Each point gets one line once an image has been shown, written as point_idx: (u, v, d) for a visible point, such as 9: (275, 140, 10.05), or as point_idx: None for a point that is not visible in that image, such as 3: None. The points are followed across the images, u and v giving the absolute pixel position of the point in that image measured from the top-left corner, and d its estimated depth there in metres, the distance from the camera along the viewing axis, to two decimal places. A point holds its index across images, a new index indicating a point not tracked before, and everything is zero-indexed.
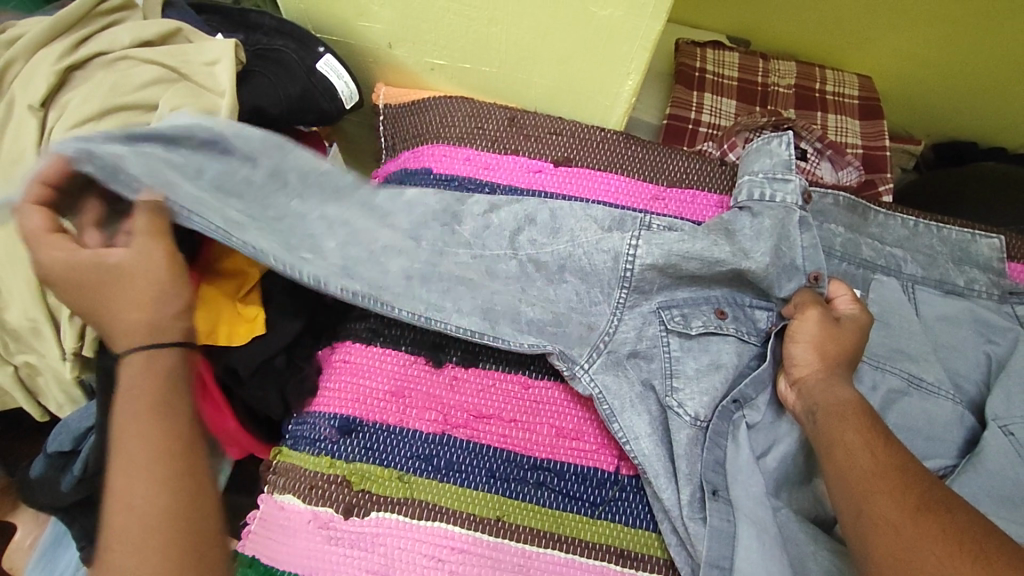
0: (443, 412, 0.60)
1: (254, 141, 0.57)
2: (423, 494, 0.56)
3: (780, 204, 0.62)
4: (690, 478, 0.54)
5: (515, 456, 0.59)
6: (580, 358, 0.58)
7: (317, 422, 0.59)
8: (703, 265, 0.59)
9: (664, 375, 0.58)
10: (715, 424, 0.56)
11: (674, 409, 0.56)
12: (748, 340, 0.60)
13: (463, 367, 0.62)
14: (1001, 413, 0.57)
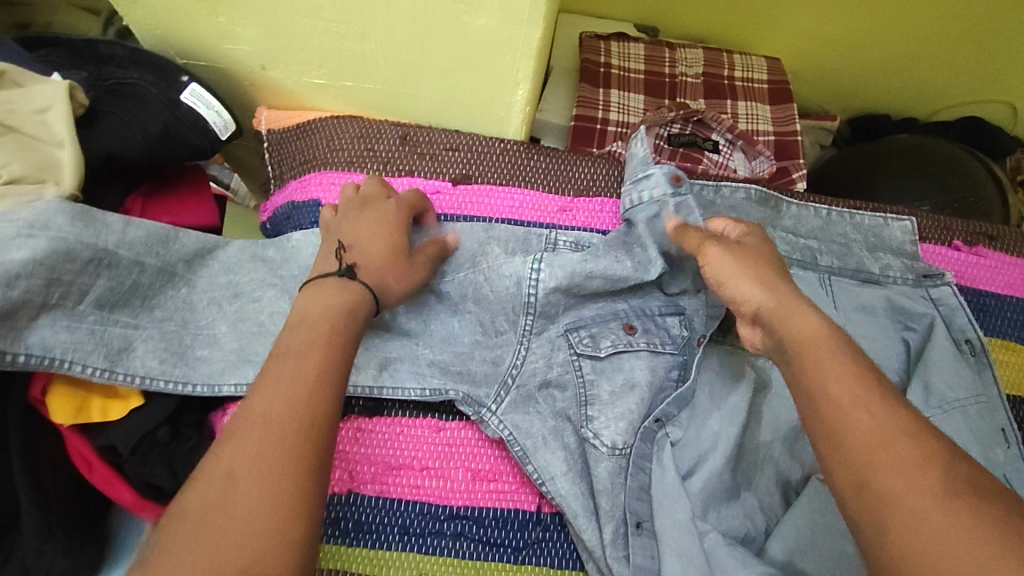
0: (349, 469, 0.56)
1: (139, 243, 0.55)
2: (331, 563, 0.53)
3: (657, 196, 0.58)
4: (612, 513, 0.52)
5: (429, 506, 0.56)
6: (487, 400, 0.54)
7: None
8: (607, 283, 0.56)
9: (579, 403, 0.55)
10: (633, 451, 0.54)
11: (590, 441, 0.54)
12: (663, 350, 0.58)
13: (367, 417, 0.57)
14: (916, 405, 0.56)
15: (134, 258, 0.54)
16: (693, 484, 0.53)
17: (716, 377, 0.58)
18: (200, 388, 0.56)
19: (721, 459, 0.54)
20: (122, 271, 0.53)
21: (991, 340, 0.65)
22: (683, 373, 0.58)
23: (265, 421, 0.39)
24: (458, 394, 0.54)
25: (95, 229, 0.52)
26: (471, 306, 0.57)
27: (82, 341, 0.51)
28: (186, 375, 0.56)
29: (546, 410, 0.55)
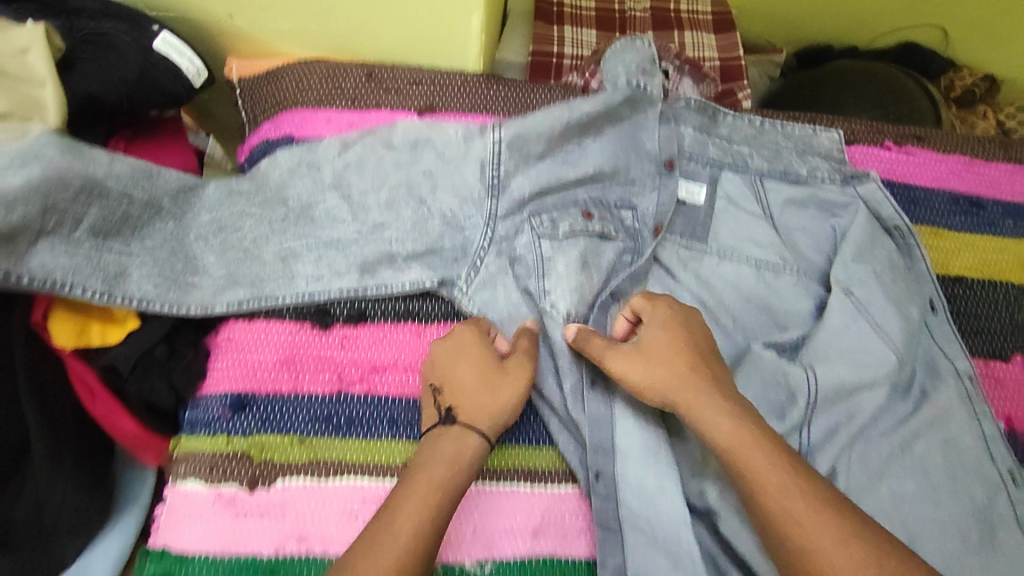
0: (338, 371, 0.61)
1: (125, 176, 0.58)
2: (327, 453, 0.59)
3: (648, 95, 0.69)
4: (572, 372, 0.61)
5: (414, 399, 0.61)
6: (459, 280, 0.64)
7: (209, 403, 0.60)
8: (561, 173, 0.67)
9: (538, 275, 0.64)
10: (588, 318, 0.63)
11: (550, 312, 0.62)
12: (614, 235, 0.67)
13: (351, 325, 0.63)
14: (843, 277, 0.63)
15: (122, 190, 0.58)
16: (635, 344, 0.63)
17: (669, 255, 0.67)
18: (194, 310, 0.61)
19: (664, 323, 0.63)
20: (113, 202, 0.57)
21: (922, 229, 0.71)
22: (637, 256, 0.67)
23: (385, 557, 0.46)
24: (433, 280, 0.63)
25: (84, 160, 0.56)
26: (444, 212, 0.65)
27: (81, 265, 0.55)
28: (179, 299, 0.60)
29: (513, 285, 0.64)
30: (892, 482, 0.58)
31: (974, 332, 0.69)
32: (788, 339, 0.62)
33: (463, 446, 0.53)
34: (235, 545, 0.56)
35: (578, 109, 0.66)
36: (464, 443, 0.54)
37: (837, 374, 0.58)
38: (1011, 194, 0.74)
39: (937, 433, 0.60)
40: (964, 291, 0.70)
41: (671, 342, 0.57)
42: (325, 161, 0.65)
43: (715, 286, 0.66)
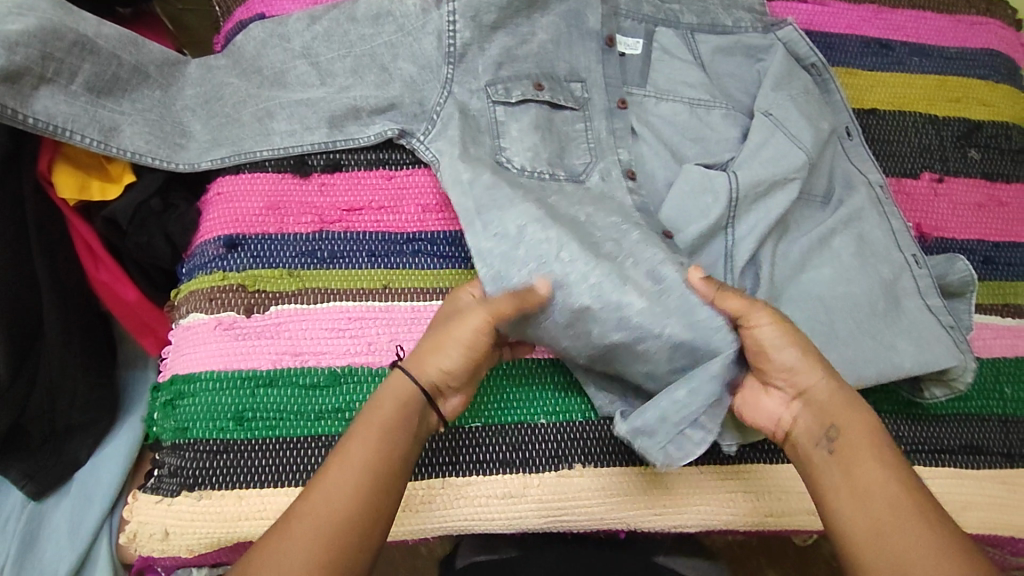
0: (319, 213, 0.68)
1: (113, 38, 0.64)
2: (313, 282, 0.66)
3: None
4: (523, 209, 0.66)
5: (390, 234, 0.68)
6: (418, 130, 0.70)
7: (204, 246, 0.66)
8: (511, 46, 0.71)
9: (493, 137, 0.70)
10: (538, 172, 0.69)
11: (503, 164, 0.68)
12: (564, 104, 0.72)
13: (328, 173, 0.70)
14: (765, 104, 0.72)
15: (111, 50, 0.64)
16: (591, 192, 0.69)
17: (617, 125, 0.72)
18: (182, 166, 0.67)
19: (619, 177, 0.70)
20: (103, 59, 0.64)
21: (837, 69, 0.81)
22: (589, 123, 0.72)
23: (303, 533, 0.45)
24: (394, 131, 0.69)
25: (74, 17, 0.62)
26: (404, 77, 0.70)
27: (79, 113, 0.63)
28: (169, 156, 0.67)
29: (469, 136, 0.68)
30: (815, 271, 0.67)
31: (888, 154, 0.78)
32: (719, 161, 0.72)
33: (401, 401, 0.52)
34: (237, 363, 0.62)
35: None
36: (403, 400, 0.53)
37: (759, 177, 0.67)
38: (916, 36, 0.84)
39: (853, 230, 0.69)
40: (877, 120, 0.80)
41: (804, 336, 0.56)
42: (294, 34, 0.70)
43: (654, 124, 0.74)
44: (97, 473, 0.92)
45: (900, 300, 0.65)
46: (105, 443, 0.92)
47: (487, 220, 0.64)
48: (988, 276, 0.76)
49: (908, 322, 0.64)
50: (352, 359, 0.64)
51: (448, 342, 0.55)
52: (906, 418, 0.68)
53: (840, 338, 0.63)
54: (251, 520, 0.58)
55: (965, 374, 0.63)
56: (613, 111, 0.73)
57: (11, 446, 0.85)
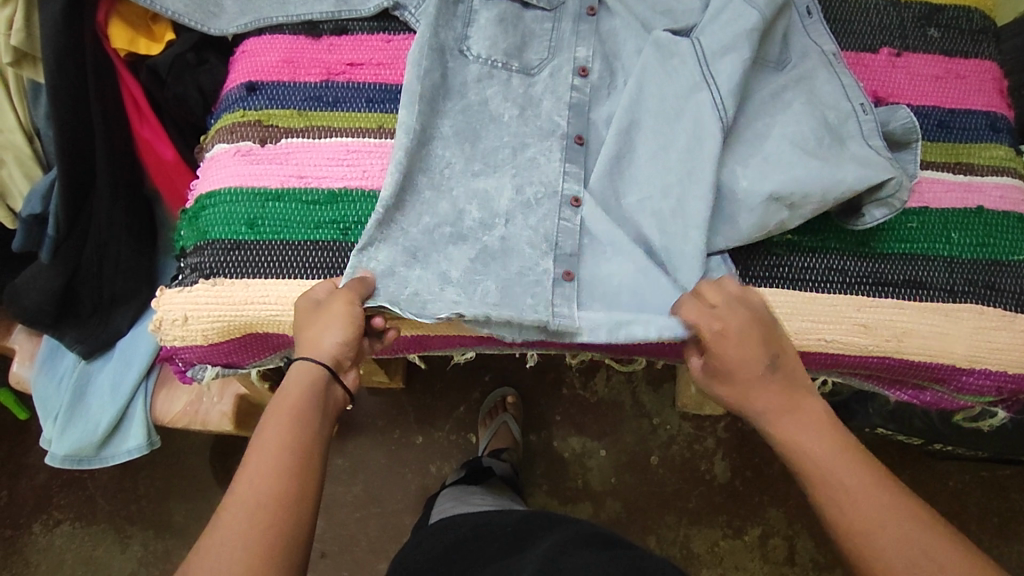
0: (326, 67, 0.79)
1: None
2: (318, 121, 0.76)
3: None
4: (461, 91, 0.77)
5: (385, 85, 0.78)
6: (411, 6, 0.79)
7: (229, 91, 0.78)
8: None
9: (464, 23, 0.78)
10: (494, 58, 0.77)
11: (463, 51, 0.77)
12: (536, 4, 0.80)
13: (336, 36, 0.80)
14: None
15: None
16: (536, 89, 0.78)
17: (581, 27, 0.80)
18: (213, 31, 0.80)
19: (570, 73, 0.78)
20: None
21: None
22: (557, 24, 0.80)
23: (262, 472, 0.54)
24: (388, 3, 0.79)
25: None
26: None
27: None
28: (203, 20, 0.79)
29: (444, 17, 0.77)
30: (762, 127, 0.73)
31: (849, 32, 0.84)
32: (683, 28, 0.79)
33: (304, 383, 0.60)
34: (251, 181, 0.73)
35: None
36: (307, 381, 0.60)
37: (708, 44, 0.74)
38: None
39: (802, 87, 0.76)
40: (839, 3, 0.85)
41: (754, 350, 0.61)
42: None
43: None
44: (136, 341, 1.04)
45: (840, 142, 0.71)
46: (142, 315, 1.04)
47: (423, 107, 0.73)
48: (943, 139, 0.80)
49: (850, 153, 0.70)
50: (348, 183, 0.74)
51: (325, 317, 0.63)
52: (852, 254, 0.73)
53: (770, 172, 0.69)
54: (256, 305, 0.70)
55: (904, 190, 0.68)
56: (582, 14, 0.81)
57: (64, 315, 0.97)
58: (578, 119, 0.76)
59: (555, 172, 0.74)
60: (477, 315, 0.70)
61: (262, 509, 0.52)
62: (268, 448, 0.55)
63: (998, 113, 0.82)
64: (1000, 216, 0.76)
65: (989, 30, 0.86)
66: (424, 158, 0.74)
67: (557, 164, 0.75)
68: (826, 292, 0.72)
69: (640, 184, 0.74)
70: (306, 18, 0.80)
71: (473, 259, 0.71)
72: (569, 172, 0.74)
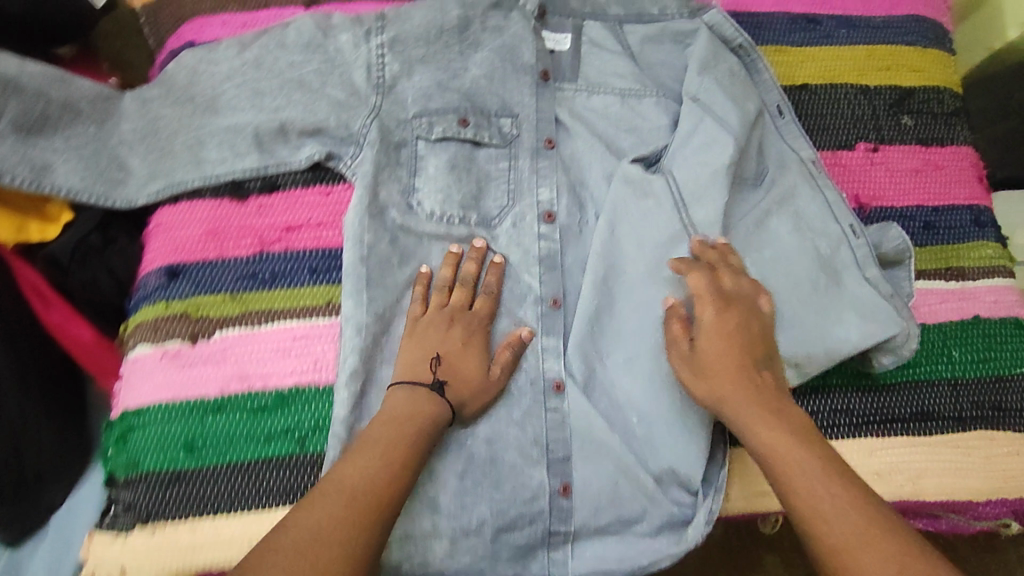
0: (258, 235, 0.68)
1: (39, 77, 0.67)
2: (257, 305, 0.66)
3: (519, 14, 0.76)
4: (416, 257, 0.69)
5: (330, 249, 0.68)
6: (346, 157, 0.70)
7: (146, 276, 0.67)
8: (443, 79, 0.74)
9: (411, 172, 0.71)
10: (448, 213, 0.71)
11: (414, 207, 0.70)
12: (489, 141, 0.73)
13: (266, 195, 0.70)
14: (694, 88, 0.71)
15: (38, 88, 0.67)
16: (498, 244, 0.71)
17: (541, 164, 0.73)
18: (120, 203, 0.69)
19: (534, 221, 0.71)
20: (30, 97, 0.66)
21: (765, 48, 0.81)
22: (514, 161, 0.73)
23: (342, 487, 0.50)
24: (321, 154, 0.69)
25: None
26: (332, 99, 0.71)
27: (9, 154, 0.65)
28: (106, 193, 0.68)
29: (386, 171, 0.70)
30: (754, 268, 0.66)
31: (821, 129, 0.79)
32: (653, 151, 0.73)
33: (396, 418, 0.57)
34: (185, 393, 0.63)
35: (449, 13, 0.74)
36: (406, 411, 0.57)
37: (682, 177, 0.68)
38: (843, 8, 0.83)
39: (787, 210, 0.70)
40: (809, 97, 0.80)
41: (727, 361, 0.56)
42: (223, 59, 0.72)
43: (586, 118, 0.75)
44: None
45: (837, 280, 0.66)
46: None
47: (373, 293, 0.65)
48: (931, 243, 0.76)
49: (844, 294, 0.65)
50: (300, 378, 0.64)
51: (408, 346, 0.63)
52: (857, 391, 0.69)
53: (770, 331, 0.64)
54: (207, 549, 0.59)
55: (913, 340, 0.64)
56: (540, 148, 0.73)
57: None
58: (550, 279, 0.70)
59: (534, 352, 0.68)
60: (475, 541, 0.63)
61: (358, 503, 0.49)
62: (384, 446, 0.54)
63: (981, 206, 0.78)
64: (997, 324, 0.73)
65: (959, 112, 0.82)
66: (383, 347, 0.66)
67: (532, 337, 0.68)
68: (836, 438, 0.67)
69: (633, 348, 0.67)
70: (224, 178, 0.69)
71: (460, 474, 0.64)
72: (548, 348, 0.68)
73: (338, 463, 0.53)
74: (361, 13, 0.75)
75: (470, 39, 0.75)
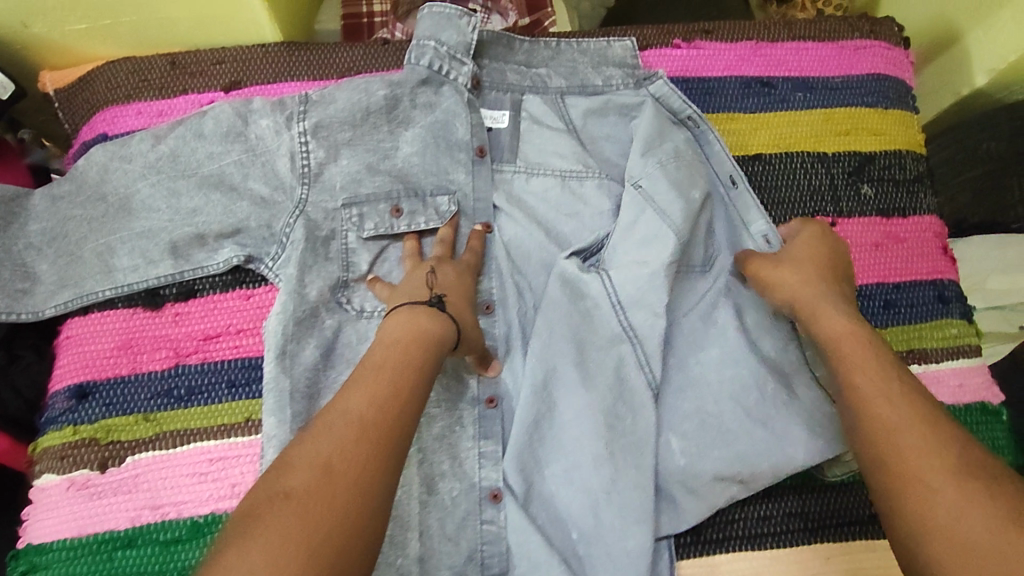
0: (173, 346, 0.64)
1: None
2: (171, 425, 0.62)
3: (453, 88, 0.70)
4: (349, 361, 0.64)
5: (249, 360, 0.64)
6: (267, 256, 0.65)
7: (53, 397, 0.63)
8: (373, 163, 0.68)
9: (343, 268, 0.65)
10: (380, 309, 0.65)
11: (344, 305, 0.65)
12: (425, 228, 0.68)
13: (181, 302, 0.66)
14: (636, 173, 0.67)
15: None
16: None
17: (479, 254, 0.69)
18: (26, 315, 0.65)
19: None
20: None
21: (719, 115, 0.76)
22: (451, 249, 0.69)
23: (349, 422, 0.45)
24: (239, 257, 0.65)
25: None
26: (255, 197, 0.66)
27: None
28: (11, 306, 0.64)
29: (313, 264, 0.64)
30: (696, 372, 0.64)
31: (778, 201, 0.74)
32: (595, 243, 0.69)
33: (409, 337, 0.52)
34: (92, 526, 0.59)
35: (375, 94, 0.68)
36: (422, 328, 0.53)
37: (622, 276, 0.64)
38: (799, 70, 0.78)
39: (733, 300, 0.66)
40: (764, 166, 0.75)
41: (816, 260, 0.61)
42: (137, 154, 0.67)
43: (526, 202, 0.71)
44: None
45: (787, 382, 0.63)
46: None
47: (300, 409, 0.60)
48: (892, 323, 0.72)
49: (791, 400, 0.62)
50: (216, 504, 0.60)
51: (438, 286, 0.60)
52: (812, 491, 0.65)
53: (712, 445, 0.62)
54: None
55: None
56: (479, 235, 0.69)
57: None
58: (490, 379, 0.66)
59: (470, 459, 0.64)
60: None
61: (367, 436, 0.45)
62: (387, 365, 0.50)
63: (945, 280, 0.74)
64: (960, 411, 0.69)
65: (923, 178, 0.77)
66: None
67: (468, 444, 0.64)
68: (790, 544, 0.64)
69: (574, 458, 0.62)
70: (135, 287, 0.64)
71: None
72: (485, 453, 0.64)
73: (344, 390, 0.48)
74: (284, 96, 0.70)
75: (399, 118, 0.69)
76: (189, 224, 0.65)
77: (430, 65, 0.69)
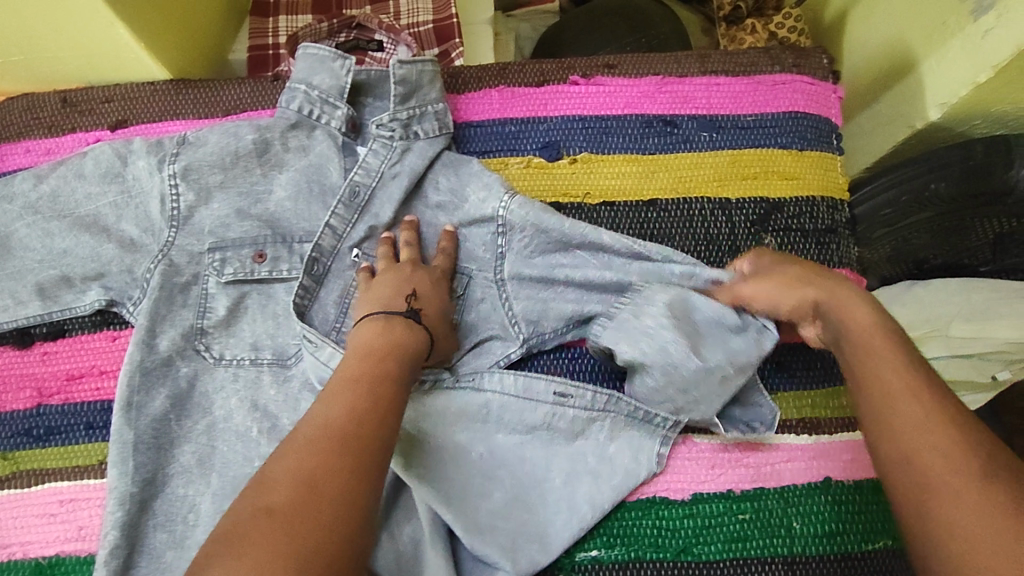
0: (38, 385, 0.66)
1: None
2: (30, 463, 0.64)
3: (326, 130, 0.68)
4: (206, 408, 0.64)
5: (108, 402, 0.65)
6: (130, 300, 0.66)
7: None
8: (243, 206, 0.68)
9: (200, 314, 0.66)
10: (238, 357, 0.66)
11: (201, 351, 0.65)
12: (289, 274, 0.68)
13: (51, 341, 0.67)
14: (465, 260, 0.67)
15: None
16: (292, 387, 0.65)
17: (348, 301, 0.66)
18: None
19: None
20: None
21: (615, 156, 0.72)
22: None
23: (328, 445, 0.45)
24: (102, 301, 0.66)
25: None
26: (125, 239, 0.66)
27: None
28: None
29: (167, 314, 0.65)
30: (484, 442, 0.62)
31: None
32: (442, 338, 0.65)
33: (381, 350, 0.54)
34: None
35: (243, 138, 0.68)
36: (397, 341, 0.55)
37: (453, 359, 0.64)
38: (706, 107, 0.73)
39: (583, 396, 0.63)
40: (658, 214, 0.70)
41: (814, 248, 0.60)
42: (19, 194, 0.68)
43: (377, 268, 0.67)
44: None
45: (577, 442, 0.63)
46: None
47: (146, 457, 0.61)
48: (784, 388, 0.66)
49: (586, 465, 0.62)
50: (62, 546, 0.61)
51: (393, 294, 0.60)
52: (672, 566, 0.60)
53: (503, 510, 0.60)
54: None
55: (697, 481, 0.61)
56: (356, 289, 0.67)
57: None
58: None
59: None
60: None
61: (342, 458, 0.44)
62: (361, 387, 0.49)
63: None
64: (851, 488, 0.62)
65: (838, 227, 0.71)
66: (152, 511, 0.61)
67: None
68: None
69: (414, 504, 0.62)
70: (7, 327, 0.66)
71: None
72: None
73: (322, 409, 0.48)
74: (163, 137, 0.70)
75: (272, 160, 0.68)
76: (59, 265, 0.66)
77: (299, 109, 0.68)
